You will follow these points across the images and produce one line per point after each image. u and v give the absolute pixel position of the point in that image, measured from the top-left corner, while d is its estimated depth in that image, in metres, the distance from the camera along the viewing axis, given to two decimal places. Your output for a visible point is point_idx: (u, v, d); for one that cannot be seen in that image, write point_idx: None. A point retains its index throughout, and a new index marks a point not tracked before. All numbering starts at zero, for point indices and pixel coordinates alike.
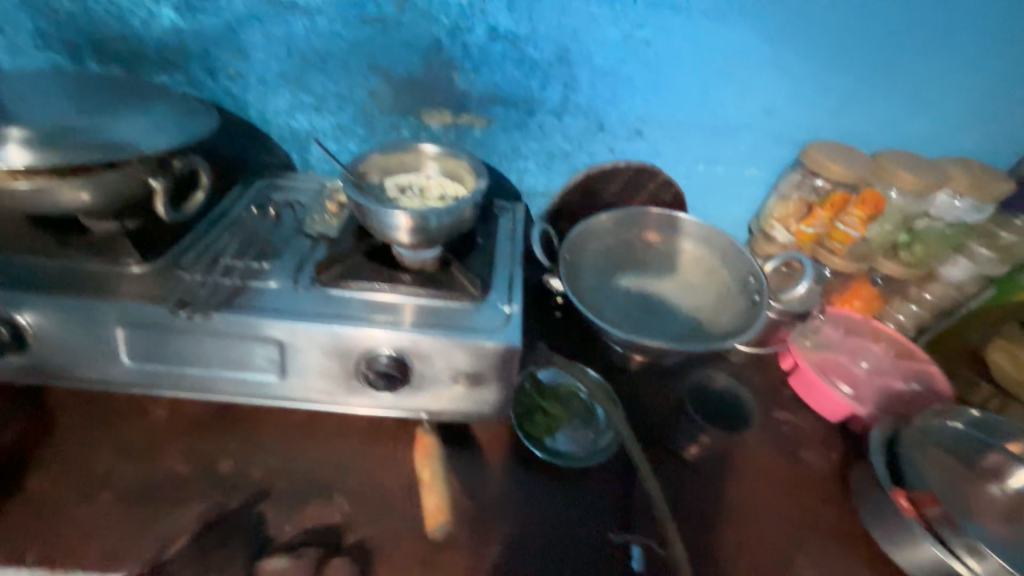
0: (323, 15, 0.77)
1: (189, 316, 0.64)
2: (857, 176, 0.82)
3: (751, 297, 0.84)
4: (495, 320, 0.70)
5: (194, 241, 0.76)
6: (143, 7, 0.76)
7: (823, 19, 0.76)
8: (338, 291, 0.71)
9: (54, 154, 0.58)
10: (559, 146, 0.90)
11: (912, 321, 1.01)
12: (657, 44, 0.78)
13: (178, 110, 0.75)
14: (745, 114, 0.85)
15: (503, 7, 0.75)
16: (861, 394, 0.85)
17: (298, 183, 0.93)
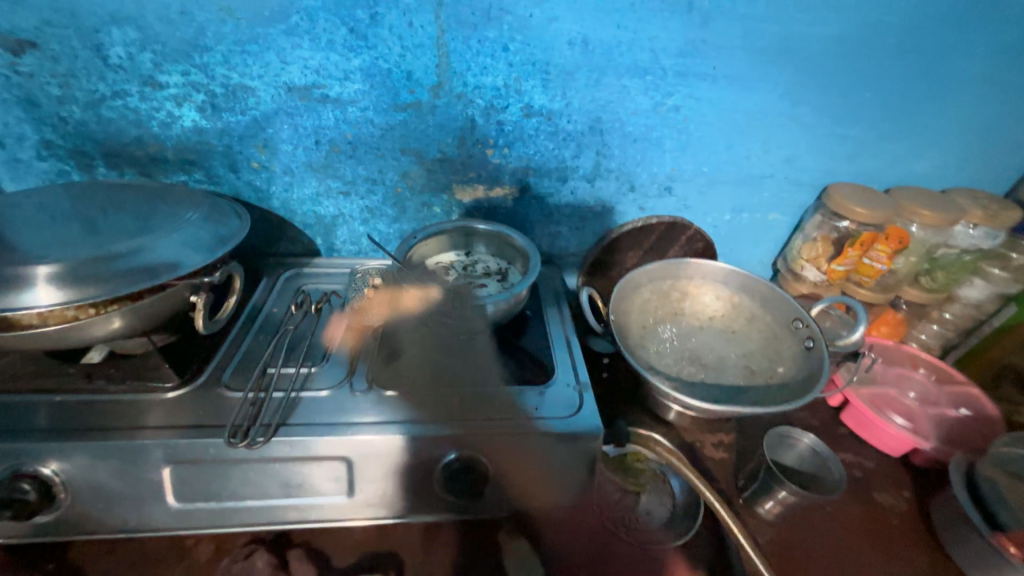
0: (356, 105, 0.74)
1: (248, 445, 0.57)
2: (882, 217, 0.84)
3: (804, 343, 0.82)
4: (568, 403, 0.68)
5: (232, 351, 0.71)
6: (162, 110, 0.71)
7: (845, 78, 0.78)
8: (400, 391, 0.66)
9: (96, 288, 0.55)
10: (591, 209, 0.90)
11: (935, 339, 1.05)
12: (688, 109, 0.79)
13: (206, 215, 0.71)
14: (770, 166, 0.88)
15: (539, 86, 0.74)
16: (920, 427, 0.85)
17: (326, 270, 0.90)
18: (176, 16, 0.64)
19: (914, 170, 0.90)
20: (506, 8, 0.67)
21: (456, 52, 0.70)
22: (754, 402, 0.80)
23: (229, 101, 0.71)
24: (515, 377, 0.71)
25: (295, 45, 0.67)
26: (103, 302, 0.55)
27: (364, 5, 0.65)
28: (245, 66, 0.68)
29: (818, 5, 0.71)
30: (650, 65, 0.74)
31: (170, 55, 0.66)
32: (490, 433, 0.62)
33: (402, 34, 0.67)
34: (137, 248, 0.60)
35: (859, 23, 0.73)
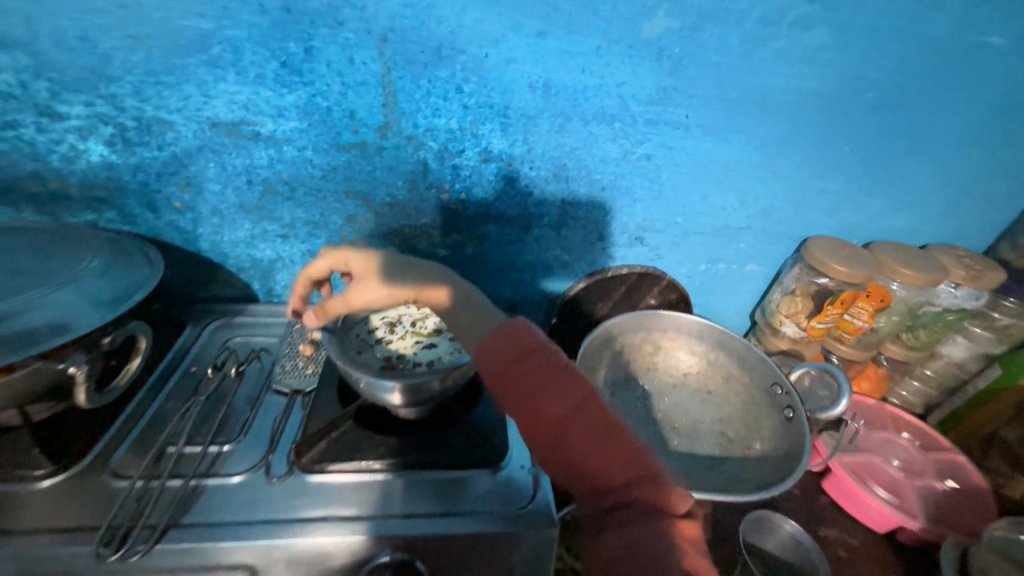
0: (292, 144, 0.66)
1: (120, 558, 0.46)
2: (863, 276, 0.79)
3: (784, 412, 0.76)
4: (522, 489, 0.59)
5: (129, 425, 0.60)
6: (65, 143, 0.63)
7: (823, 130, 0.73)
8: (325, 477, 0.57)
9: None
10: (558, 258, 0.84)
11: (917, 397, 1.00)
12: (659, 158, 0.73)
13: (107, 263, 0.60)
14: (747, 218, 0.82)
15: (498, 130, 0.68)
16: (907, 503, 0.77)
17: (262, 319, 0.81)
18: (76, 41, 0.56)
19: (895, 225, 0.86)
20: (459, 47, 0.61)
21: (404, 92, 0.63)
22: (731, 480, 0.73)
23: (143, 135, 0.63)
24: (462, 456, 0.61)
25: (218, 78, 0.60)
26: None
27: (296, 37, 0.58)
28: (160, 98, 0.60)
29: (796, 56, 0.66)
30: (618, 112, 0.68)
31: (70, 84, 0.58)
32: (427, 534, 0.53)
33: (342, 70, 0.60)
34: (15, 309, 0.50)
35: (839, 77, 0.68)
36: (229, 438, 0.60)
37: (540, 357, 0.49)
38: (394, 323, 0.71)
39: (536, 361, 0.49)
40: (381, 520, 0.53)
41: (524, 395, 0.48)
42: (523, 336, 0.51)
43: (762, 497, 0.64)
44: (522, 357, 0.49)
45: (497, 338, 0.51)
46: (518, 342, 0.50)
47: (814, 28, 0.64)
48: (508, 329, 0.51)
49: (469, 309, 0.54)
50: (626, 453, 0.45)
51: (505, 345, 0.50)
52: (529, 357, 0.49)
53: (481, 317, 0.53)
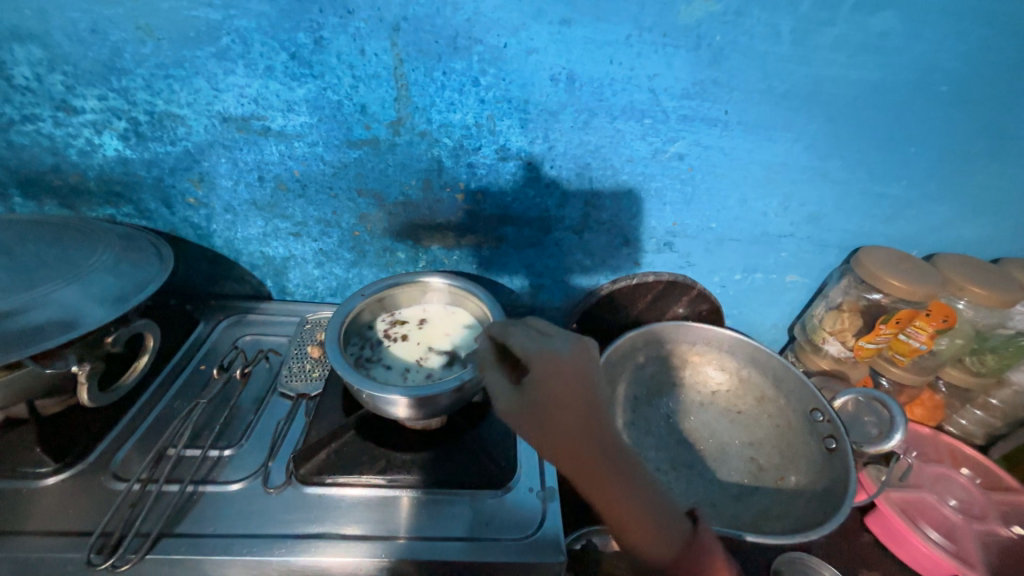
0: (302, 140, 0.63)
1: (113, 565, 0.46)
2: (925, 293, 0.69)
3: (825, 442, 0.68)
4: (527, 516, 0.55)
5: (136, 423, 0.61)
6: (81, 137, 0.63)
7: (883, 127, 0.65)
8: (325, 490, 0.55)
9: None
10: (580, 263, 0.78)
11: (979, 428, 0.88)
12: (693, 158, 0.67)
13: (118, 259, 0.59)
14: (790, 224, 0.75)
15: (517, 126, 0.63)
16: (964, 551, 0.67)
17: (274, 318, 0.79)
18: (86, 34, 0.55)
19: (963, 236, 0.76)
20: (476, 37, 0.56)
21: (418, 85, 0.59)
22: (759, 515, 0.67)
23: (155, 130, 0.62)
24: (464, 476, 0.57)
25: (228, 71, 0.58)
26: None
27: (305, 28, 0.55)
28: (171, 92, 0.59)
29: (856, 44, 0.58)
30: (648, 107, 0.62)
31: (83, 77, 0.58)
32: (424, 560, 0.51)
33: (353, 62, 0.57)
34: (30, 303, 0.50)
35: (907, 67, 0.60)
36: (231, 443, 0.59)
37: (597, 425, 0.42)
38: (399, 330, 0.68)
39: (589, 418, 0.42)
40: (384, 541, 0.52)
41: None
42: (578, 380, 0.43)
43: (797, 539, 0.57)
44: (570, 410, 0.42)
45: (668, 535, 0.43)
46: (581, 395, 0.43)
47: (880, 12, 0.56)
48: (559, 367, 0.43)
49: (557, 361, 0.43)
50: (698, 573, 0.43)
51: (558, 389, 0.42)
52: (580, 403, 0.42)
53: (648, 501, 0.42)
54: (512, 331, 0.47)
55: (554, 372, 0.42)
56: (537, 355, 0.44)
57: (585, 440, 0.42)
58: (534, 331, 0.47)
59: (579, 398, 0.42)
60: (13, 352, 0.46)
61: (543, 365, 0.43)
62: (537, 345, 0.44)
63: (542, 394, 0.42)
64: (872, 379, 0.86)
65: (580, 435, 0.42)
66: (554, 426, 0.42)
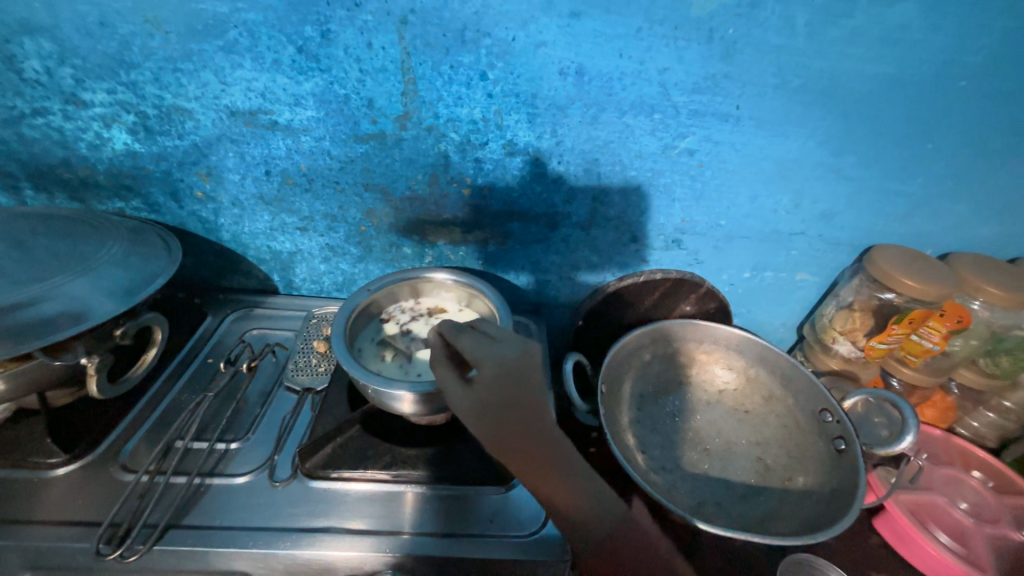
0: (309, 134, 0.63)
1: (122, 555, 0.47)
2: (939, 293, 0.68)
3: (835, 443, 0.67)
4: (532, 514, 0.55)
5: (144, 415, 0.62)
6: (91, 130, 0.63)
7: (898, 122, 0.63)
8: (331, 484, 0.55)
9: None
10: (587, 259, 0.78)
11: (991, 430, 0.87)
12: (703, 153, 0.66)
13: (127, 252, 0.59)
14: (801, 222, 0.73)
15: (524, 121, 0.62)
16: (973, 553, 0.65)
17: (281, 312, 0.80)
18: (95, 27, 0.55)
19: (979, 235, 0.75)
20: (484, 30, 0.56)
21: (425, 79, 0.59)
22: (766, 515, 0.66)
23: (163, 124, 0.62)
24: (469, 473, 0.57)
25: (235, 64, 0.58)
26: None
27: (312, 21, 0.54)
28: (179, 86, 0.59)
29: (873, 37, 0.57)
30: (659, 102, 0.61)
31: (93, 70, 0.58)
32: (427, 556, 0.51)
33: (360, 56, 0.57)
34: (43, 296, 0.50)
35: (926, 61, 0.59)
36: (238, 436, 0.60)
37: (537, 418, 0.45)
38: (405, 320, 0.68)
39: (531, 415, 0.44)
40: (388, 536, 0.52)
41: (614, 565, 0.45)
42: (522, 378, 0.45)
43: (805, 541, 0.57)
44: (511, 404, 0.44)
45: (602, 519, 0.45)
46: (523, 394, 0.44)
47: (898, 4, 0.55)
48: (505, 366, 0.45)
49: (498, 362, 0.45)
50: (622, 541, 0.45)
51: (504, 385, 0.44)
52: (520, 399, 0.44)
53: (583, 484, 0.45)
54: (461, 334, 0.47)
55: (499, 371, 0.44)
56: (482, 357, 0.45)
57: (523, 433, 0.44)
58: (483, 334, 0.48)
59: (518, 396, 0.44)
60: (25, 344, 0.46)
61: (487, 368, 0.44)
62: (482, 348, 0.46)
63: (485, 395, 0.44)
64: (882, 379, 0.85)
65: (519, 428, 0.44)
66: (495, 423, 0.44)
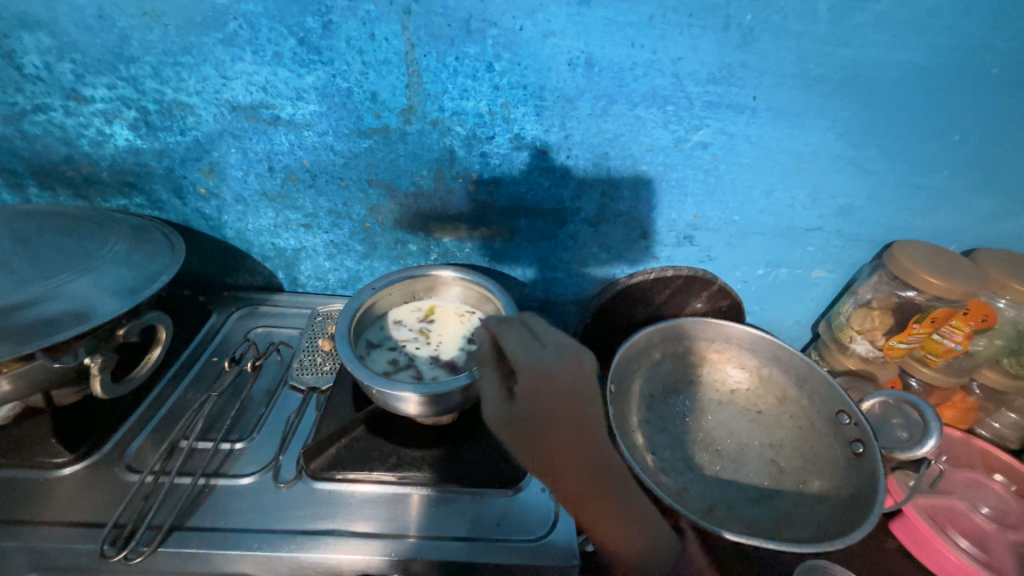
0: (312, 129, 0.62)
1: (126, 557, 0.46)
2: (965, 291, 0.65)
3: (852, 447, 0.65)
4: (540, 518, 0.54)
5: (149, 414, 0.61)
6: (93, 126, 0.62)
7: (923, 112, 0.61)
8: (335, 486, 0.55)
9: None
10: (595, 256, 0.76)
11: (1014, 432, 0.82)
12: (717, 147, 0.64)
13: (130, 251, 0.58)
14: (818, 217, 0.71)
15: (532, 114, 0.60)
16: (996, 561, 0.62)
17: (286, 309, 0.79)
18: (93, 20, 0.54)
19: (1006, 230, 0.72)
20: (491, 19, 0.54)
21: (429, 71, 0.57)
22: (781, 520, 0.64)
23: (165, 119, 0.61)
24: (475, 475, 0.56)
25: (236, 58, 0.56)
26: None
27: (314, 11, 0.53)
28: (180, 81, 0.58)
29: (900, 22, 0.54)
30: (671, 93, 0.59)
31: (92, 65, 0.57)
32: (433, 560, 0.50)
33: (363, 48, 0.55)
34: (44, 296, 0.49)
35: (955, 47, 0.56)
36: (242, 436, 0.59)
37: (584, 426, 0.48)
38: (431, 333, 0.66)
39: (570, 424, 0.47)
40: (393, 539, 0.51)
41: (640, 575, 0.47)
42: (562, 388, 0.47)
43: (824, 548, 0.55)
44: (552, 412, 0.47)
45: (637, 536, 0.48)
46: (566, 402, 0.47)
47: None
48: (548, 376, 0.47)
49: (547, 366, 0.48)
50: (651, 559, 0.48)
51: (546, 393, 0.47)
52: (559, 407, 0.47)
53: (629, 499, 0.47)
54: (509, 334, 0.50)
55: (541, 378, 0.47)
56: (530, 361, 0.48)
57: (569, 440, 0.47)
58: (530, 335, 0.51)
59: (565, 400, 0.47)
60: (27, 345, 0.46)
61: (533, 371, 0.47)
62: (531, 352, 0.49)
63: (532, 397, 0.47)
64: (900, 379, 0.82)
65: (565, 434, 0.47)
66: (543, 427, 0.47)
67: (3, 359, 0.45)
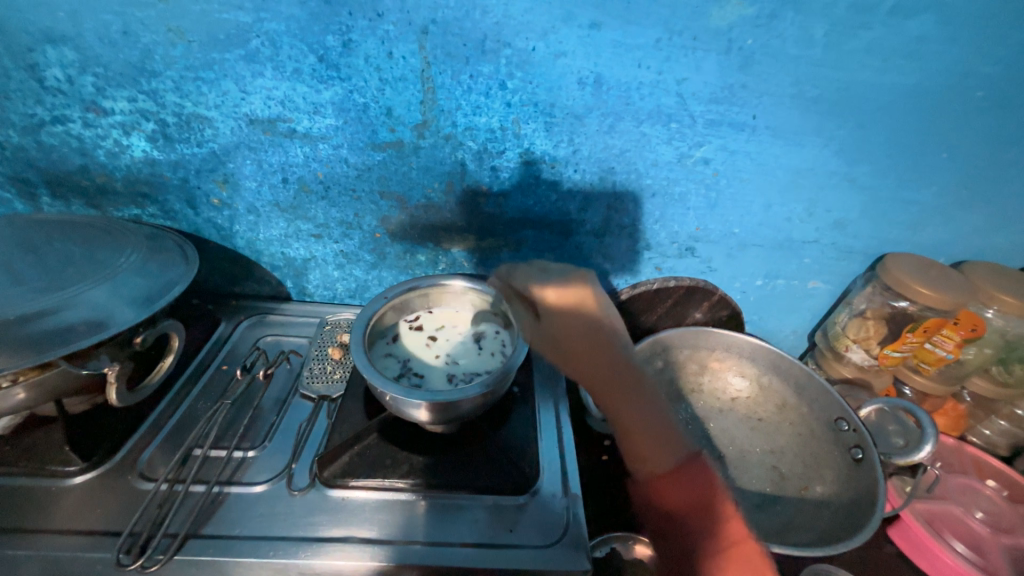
0: (327, 142, 0.64)
1: (142, 565, 0.46)
2: (954, 301, 0.68)
3: (851, 452, 0.67)
4: (553, 525, 0.55)
5: (160, 423, 0.61)
6: (110, 137, 0.63)
7: (911, 132, 0.64)
8: (348, 493, 0.55)
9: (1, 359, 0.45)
10: (599, 266, 0.78)
11: (1004, 438, 0.84)
12: (719, 163, 0.66)
13: (146, 260, 0.59)
14: (815, 230, 0.73)
15: (542, 130, 0.63)
16: (991, 564, 0.63)
17: (293, 318, 0.80)
18: (118, 36, 0.56)
19: (991, 244, 0.75)
20: (505, 40, 0.56)
21: (444, 88, 0.59)
22: (784, 525, 0.66)
23: (182, 131, 0.62)
24: (487, 482, 0.57)
25: (256, 73, 0.58)
26: (5, 375, 0.46)
27: (334, 30, 0.55)
28: (199, 94, 0.59)
29: (890, 48, 0.57)
30: (675, 111, 0.62)
31: (114, 79, 0.58)
32: (447, 566, 0.50)
33: (380, 65, 0.57)
34: (62, 305, 0.50)
35: (942, 72, 0.59)
36: (254, 443, 0.60)
37: (595, 345, 0.58)
38: (417, 333, 0.68)
39: (584, 344, 0.58)
40: (405, 546, 0.51)
41: (671, 498, 0.50)
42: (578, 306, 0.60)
43: (829, 552, 0.56)
44: (572, 335, 0.59)
45: (663, 451, 0.52)
46: (577, 328, 0.59)
47: (917, 15, 0.55)
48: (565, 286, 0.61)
49: (586, 309, 0.59)
50: (693, 489, 0.49)
51: (565, 319, 0.60)
52: (577, 329, 0.59)
53: (653, 419, 0.53)
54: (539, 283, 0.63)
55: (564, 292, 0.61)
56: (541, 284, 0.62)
57: (590, 352, 0.58)
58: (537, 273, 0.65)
59: (593, 320, 0.59)
60: (46, 354, 0.46)
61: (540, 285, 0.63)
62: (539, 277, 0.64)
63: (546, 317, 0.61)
64: (894, 388, 0.84)
65: (581, 349, 0.58)
66: (588, 360, 0.58)
67: (22, 368, 0.45)
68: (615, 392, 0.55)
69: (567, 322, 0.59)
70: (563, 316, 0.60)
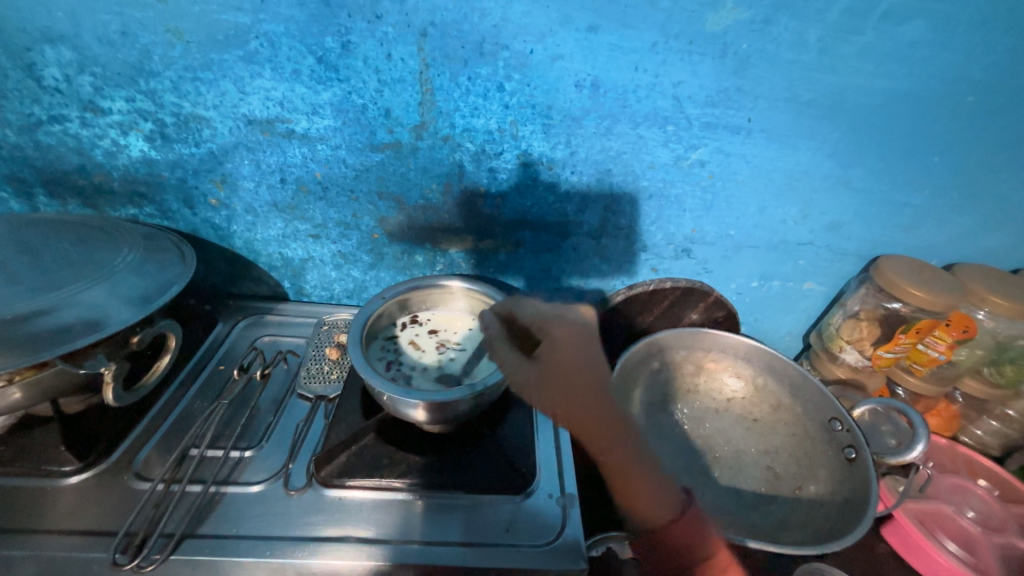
0: (326, 143, 0.64)
1: (138, 564, 0.46)
2: (945, 302, 0.69)
3: (845, 452, 0.68)
4: (549, 524, 0.55)
5: (157, 423, 0.61)
6: (107, 137, 0.63)
7: (904, 135, 0.65)
8: (345, 493, 0.55)
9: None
10: (596, 267, 0.78)
11: (995, 438, 0.85)
12: (715, 165, 0.67)
13: (143, 260, 0.59)
14: (809, 232, 0.74)
15: (539, 132, 0.63)
16: (982, 563, 0.65)
17: (290, 319, 0.80)
18: (117, 36, 0.56)
19: (982, 246, 0.76)
20: (503, 42, 0.56)
21: (442, 89, 0.59)
22: (778, 524, 0.66)
23: (181, 131, 0.63)
24: (484, 482, 0.57)
25: (255, 74, 0.58)
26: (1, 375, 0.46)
27: (333, 32, 0.55)
28: (198, 94, 0.60)
29: (882, 53, 0.58)
30: (672, 114, 0.62)
31: (112, 79, 0.58)
32: (444, 565, 0.50)
33: (379, 66, 0.57)
34: (59, 304, 0.50)
35: (934, 76, 0.60)
36: (251, 443, 0.60)
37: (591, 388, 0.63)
38: (412, 335, 0.68)
39: (579, 389, 0.63)
40: (402, 545, 0.52)
41: (672, 543, 0.57)
42: (581, 354, 0.64)
43: (821, 550, 0.57)
44: (574, 381, 0.63)
45: (658, 494, 0.58)
46: (575, 375, 0.63)
47: (909, 20, 0.56)
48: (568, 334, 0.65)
49: (585, 356, 0.64)
50: (686, 534, 0.56)
51: (567, 367, 0.63)
52: (579, 375, 0.63)
53: (645, 459, 0.60)
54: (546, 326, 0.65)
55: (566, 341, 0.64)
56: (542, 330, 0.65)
57: (585, 398, 0.63)
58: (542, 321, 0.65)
59: (590, 369, 0.63)
60: (43, 353, 0.46)
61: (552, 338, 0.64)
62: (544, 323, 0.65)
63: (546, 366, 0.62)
64: (887, 388, 0.85)
65: (578, 395, 0.63)
66: (583, 404, 0.62)
67: (19, 367, 0.45)
68: (608, 434, 0.61)
69: (569, 374, 0.63)
70: (568, 366, 0.63)
